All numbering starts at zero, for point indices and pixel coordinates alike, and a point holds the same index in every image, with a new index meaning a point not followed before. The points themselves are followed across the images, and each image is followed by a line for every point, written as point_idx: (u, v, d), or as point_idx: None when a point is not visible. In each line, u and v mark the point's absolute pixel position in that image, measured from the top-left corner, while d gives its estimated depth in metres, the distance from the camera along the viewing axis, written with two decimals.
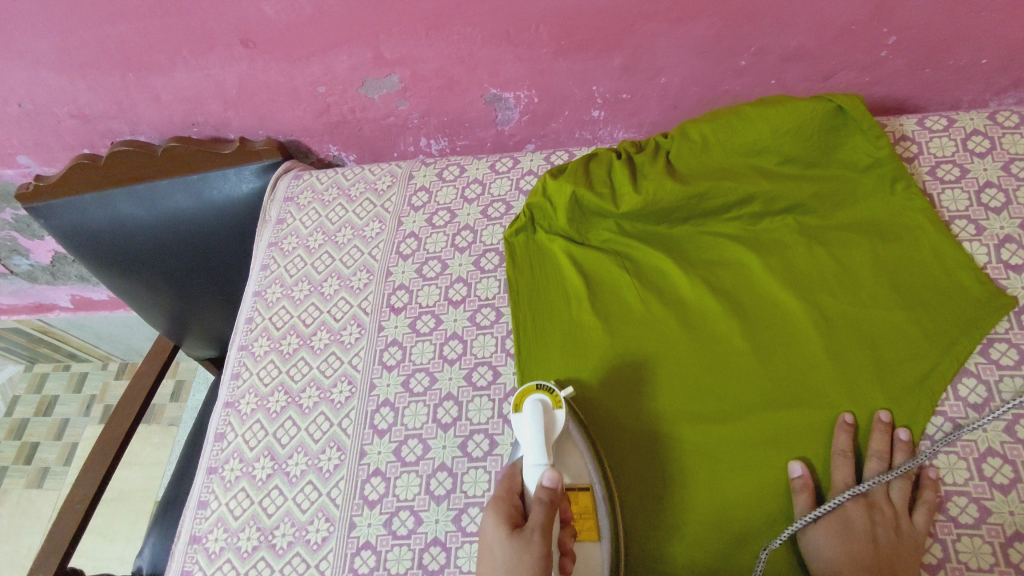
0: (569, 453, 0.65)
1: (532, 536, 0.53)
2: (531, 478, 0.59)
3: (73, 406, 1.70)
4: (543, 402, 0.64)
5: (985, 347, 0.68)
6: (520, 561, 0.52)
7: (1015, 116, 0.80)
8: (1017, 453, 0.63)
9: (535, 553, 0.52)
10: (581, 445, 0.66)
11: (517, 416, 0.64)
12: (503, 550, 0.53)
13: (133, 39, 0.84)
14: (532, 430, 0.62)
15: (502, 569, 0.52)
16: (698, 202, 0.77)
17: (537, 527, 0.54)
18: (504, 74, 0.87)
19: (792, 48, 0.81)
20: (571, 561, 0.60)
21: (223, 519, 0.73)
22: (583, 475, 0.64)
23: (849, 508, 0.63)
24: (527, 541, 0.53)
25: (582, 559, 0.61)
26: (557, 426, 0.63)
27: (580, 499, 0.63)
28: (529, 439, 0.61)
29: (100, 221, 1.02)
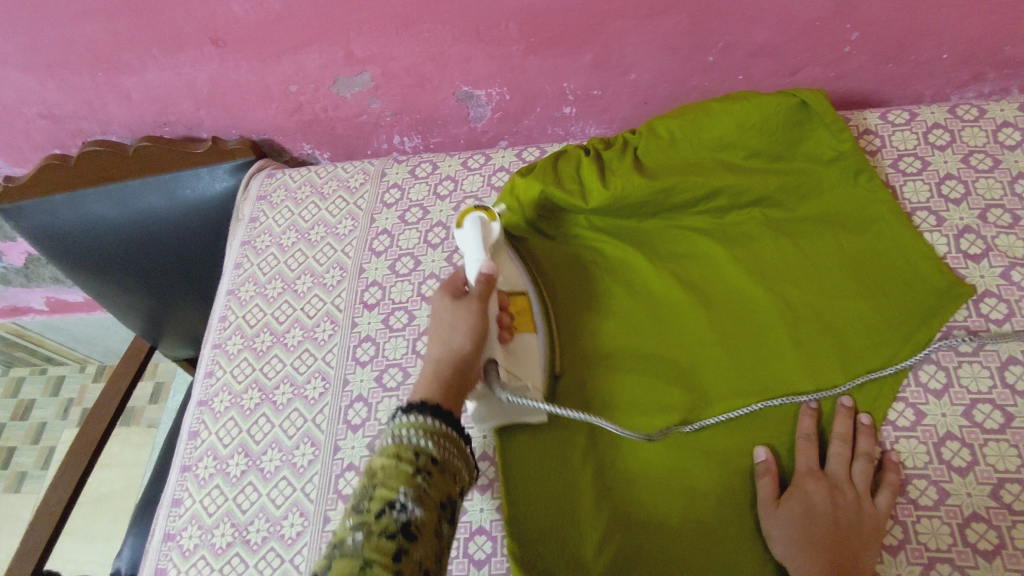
0: (505, 261, 0.73)
1: (471, 301, 0.64)
2: (472, 271, 0.69)
3: (51, 409, 1.68)
4: (480, 217, 0.70)
5: (944, 335, 0.70)
6: (461, 315, 0.63)
7: (974, 109, 0.81)
8: (975, 436, 0.65)
9: (472, 312, 0.63)
10: (515, 261, 0.74)
11: (457, 230, 0.71)
12: (448, 313, 0.64)
13: (102, 39, 0.84)
14: (472, 238, 0.69)
15: (446, 321, 0.63)
16: (665, 196, 0.78)
17: (475, 295, 0.64)
18: (475, 72, 0.87)
19: (758, 44, 0.82)
20: (508, 334, 0.68)
21: (197, 516, 0.73)
22: (518, 283, 0.72)
23: (811, 490, 0.64)
24: (465, 305, 0.63)
25: (519, 344, 0.69)
26: (493, 234, 0.71)
27: (518, 298, 0.71)
28: (469, 244, 0.70)
29: (73, 221, 1.01)
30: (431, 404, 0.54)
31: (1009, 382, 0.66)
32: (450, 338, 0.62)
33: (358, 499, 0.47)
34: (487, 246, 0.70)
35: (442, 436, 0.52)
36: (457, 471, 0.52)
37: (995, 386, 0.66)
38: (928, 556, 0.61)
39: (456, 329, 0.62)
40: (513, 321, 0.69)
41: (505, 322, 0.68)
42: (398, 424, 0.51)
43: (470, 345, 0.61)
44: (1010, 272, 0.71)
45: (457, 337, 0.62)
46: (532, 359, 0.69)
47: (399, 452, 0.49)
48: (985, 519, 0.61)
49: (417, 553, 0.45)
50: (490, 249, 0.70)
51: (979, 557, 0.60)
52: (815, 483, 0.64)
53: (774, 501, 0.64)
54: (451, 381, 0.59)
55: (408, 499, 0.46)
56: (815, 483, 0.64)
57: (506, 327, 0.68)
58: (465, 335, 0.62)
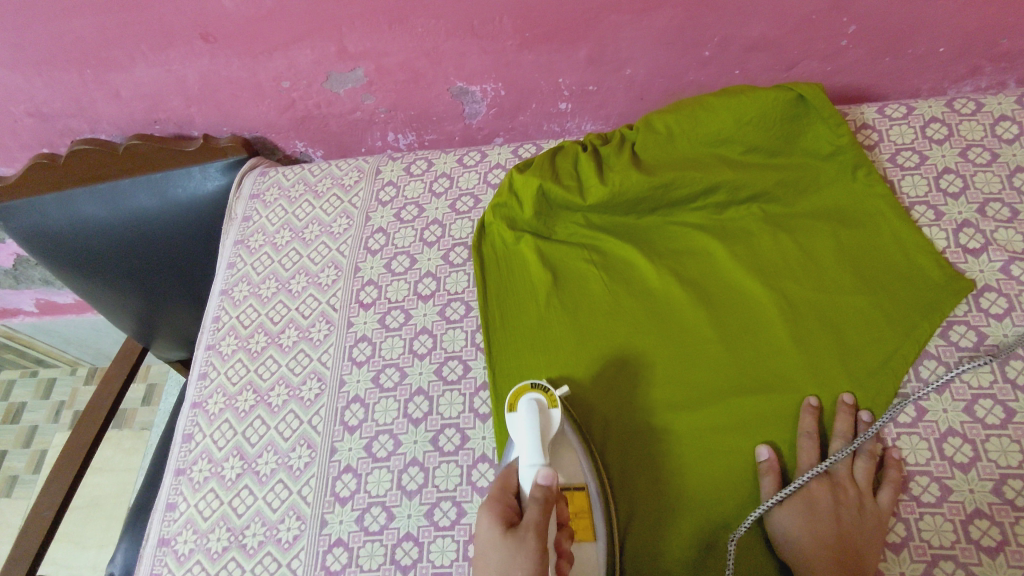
0: (564, 454, 0.64)
1: (527, 534, 0.50)
2: (526, 478, 0.57)
3: (42, 413, 1.66)
4: (539, 401, 0.63)
5: (944, 330, 0.69)
6: (516, 556, 0.48)
7: (971, 103, 0.81)
8: (976, 432, 0.64)
9: (530, 551, 0.49)
10: (575, 449, 0.65)
11: (511, 417, 0.63)
12: (499, 547, 0.50)
13: (89, 35, 0.82)
14: (527, 431, 0.60)
15: (496, 569, 0.48)
16: (663, 192, 0.77)
17: (532, 523, 0.51)
18: (470, 67, 0.86)
19: (754, 38, 0.82)
20: (567, 564, 0.56)
21: (192, 521, 0.72)
22: (577, 477, 0.63)
23: (812, 487, 0.64)
24: (522, 538, 0.49)
25: (579, 561, 0.60)
26: (552, 425, 0.62)
27: (574, 498, 0.62)
28: (525, 435, 0.60)
29: (62, 222, 1.00)
30: None
31: (1011, 377, 0.66)
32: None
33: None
34: (544, 442, 0.61)
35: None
36: None
37: (997, 381, 0.66)
38: (931, 553, 0.61)
39: (510, 575, 0.48)
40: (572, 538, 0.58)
41: (565, 547, 0.57)
42: None
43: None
44: (1010, 266, 0.71)
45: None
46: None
47: None
48: (988, 515, 0.61)
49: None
50: (547, 445, 0.61)
51: (983, 554, 0.60)
52: (817, 481, 0.64)
53: (776, 499, 0.64)
54: None
55: None
56: (816, 479, 0.64)
57: (564, 553, 0.57)
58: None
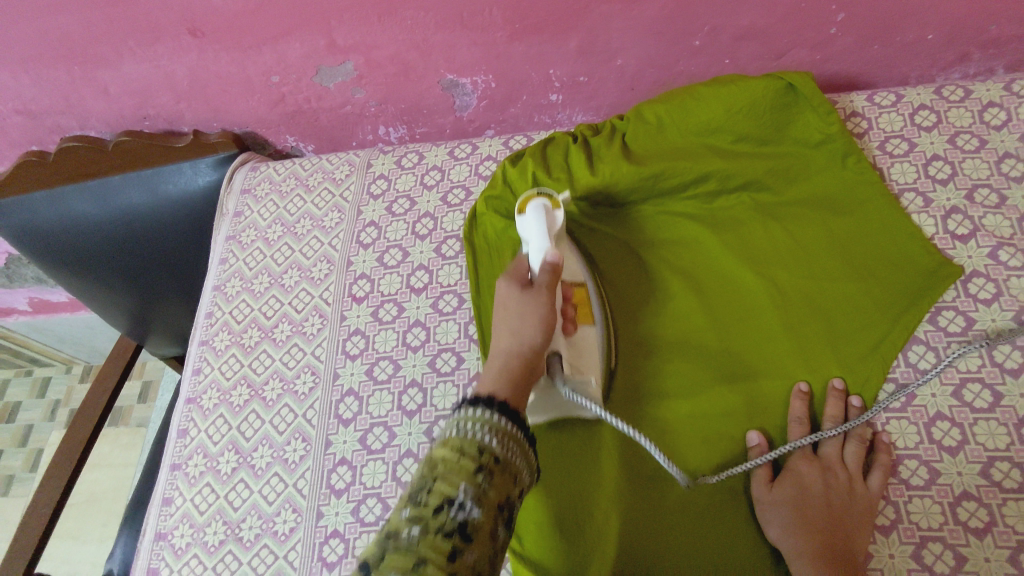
0: (566, 255, 0.71)
1: (539, 292, 0.60)
2: (534, 259, 0.64)
3: (38, 411, 1.66)
4: (544, 204, 0.67)
5: (933, 316, 0.70)
6: (530, 306, 0.59)
7: (960, 89, 0.81)
8: (965, 415, 0.65)
9: (541, 303, 0.59)
10: (574, 254, 0.72)
11: (520, 217, 0.67)
12: (517, 299, 0.60)
13: (76, 31, 0.82)
14: (535, 225, 0.65)
15: (515, 310, 0.59)
16: (653, 182, 0.78)
17: (543, 284, 0.60)
18: (460, 59, 0.86)
19: (743, 27, 0.82)
20: (571, 327, 0.66)
21: (189, 515, 0.73)
22: (578, 274, 0.71)
23: (803, 471, 0.64)
24: (535, 294, 0.60)
25: (581, 335, 0.66)
26: (556, 223, 0.67)
27: (578, 289, 0.69)
28: (533, 230, 0.65)
29: (52, 220, 1.00)
30: (498, 400, 0.51)
31: (998, 361, 0.67)
32: (519, 327, 0.58)
33: (416, 488, 0.47)
34: (551, 235, 0.66)
35: (509, 437, 0.50)
36: (519, 471, 0.49)
37: (984, 366, 0.67)
38: (919, 535, 0.61)
39: (525, 317, 0.58)
40: (575, 313, 0.67)
41: (568, 315, 0.66)
42: (465, 416, 0.50)
43: (540, 336, 0.58)
44: (998, 252, 0.72)
45: (527, 327, 0.58)
46: (593, 353, 0.66)
47: (463, 445, 0.47)
48: (976, 497, 0.62)
49: (470, 555, 0.43)
50: (555, 238, 0.67)
51: (970, 535, 0.60)
52: (808, 465, 0.64)
53: (768, 483, 0.64)
54: (519, 376, 0.55)
55: (467, 500, 0.45)
56: (806, 463, 0.65)
57: (569, 320, 0.66)
58: (537, 327, 0.58)
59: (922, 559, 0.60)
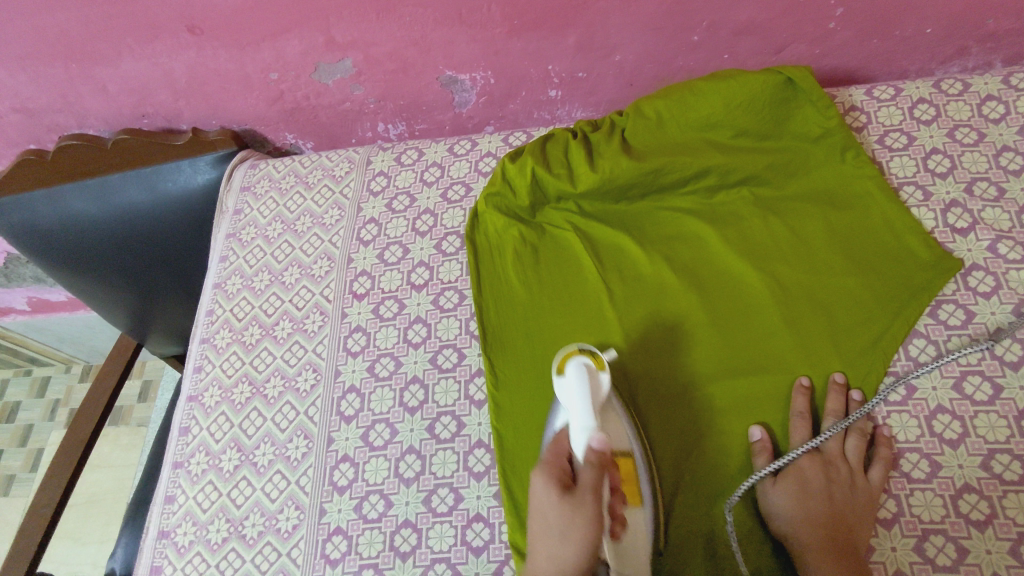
0: (612, 422, 0.62)
1: (584, 496, 0.51)
2: (578, 442, 0.57)
3: (37, 411, 1.66)
4: (586, 364, 0.62)
5: (933, 309, 0.70)
6: (575, 516, 0.50)
7: (959, 83, 0.81)
8: (965, 408, 0.65)
9: (588, 513, 0.50)
10: (622, 418, 0.64)
11: (559, 379, 0.62)
12: (557, 510, 0.51)
13: (74, 29, 0.82)
14: (578, 397, 0.59)
15: (556, 527, 0.51)
16: (654, 177, 0.78)
17: (589, 485, 0.52)
18: (459, 56, 0.86)
19: (742, 22, 0.82)
20: (620, 526, 0.57)
21: (191, 513, 0.73)
22: (624, 443, 0.62)
23: (805, 465, 0.64)
24: (581, 500, 0.51)
25: (631, 526, 0.58)
26: (601, 389, 0.61)
27: (623, 463, 0.61)
28: (576, 403, 0.59)
29: (51, 218, 1.00)
30: None
31: (999, 354, 0.67)
32: (558, 544, 0.50)
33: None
34: (595, 407, 0.60)
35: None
36: None
37: (985, 358, 0.67)
38: (921, 528, 0.62)
39: (567, 535, 0.50)
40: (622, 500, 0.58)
41: (616, 511, 0.57)
42: None
43: (586, 565, 0.50)
44: (997, 245, 0.72)
45: (568, 546, 0.50)
46: (644, 547, 0.58)
47: None
48: (977, 489, 0.62)
49: None
50: (598, 411, 0.60)
51: (971, 527, 0.61)
52: (810, 461, 0.65)
53: (771, 479, 0.64)
54: None
55: None
56: (809, 459, 0.65)
57: (616, 516, 0.58)
58: (581, 549, 0.50)
59: (924, 552, 0.61)
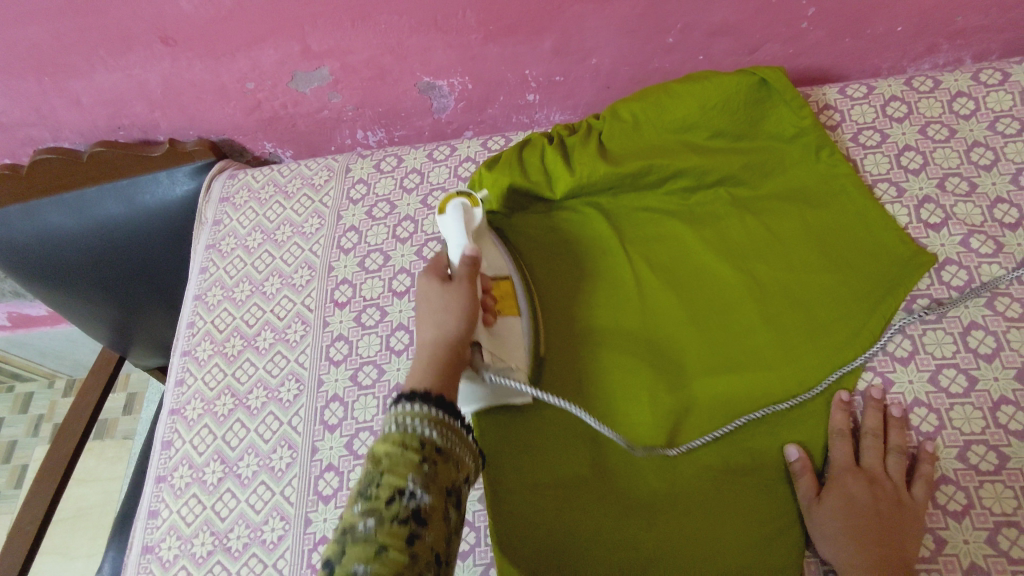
0: (488, 249, 0.72)
1: (462, 281, 0.61)
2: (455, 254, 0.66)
3: (20, 427, 1.64)
4: (464, 203, 0.70)
5: (908, 304, 0.71)
6: (452, 296, 0.60)
7: (929, 80, 0.83)
8: (941, 401, 0.66)
9: (464, 292, 0.60)
10: (498, 246, 0.74)
11: (440, 216, 0.69)
12: (438, 291, 0.60)
13: (45, 42, 0.81)
14: (454, 224, 0.67)
15: (438, 303, 0.59)
16: (632, 179, 0.79)
17: (464, 274, 0.62)
18: (436, 61, 0.86)
19: (715, 24, 0.83)
20: (493, 317, 0.66)
21: (176, 527, 0.72)
22: (502, 268, 0.72)
23: (850, 484, 0.63)
24: (457, 285, 0.61)
25: (505, 326, 0.68)
26: (476, 219, 0.70)
27: (500, 283, 0.70)
28: (453, 230, 0.67)
29: (29, 234, 0.99)
30: (435, 394, 0.50)
31: (972, 346, 0.68)
32: (441, 319, 0.58)
33: (364, 483, 0.45)
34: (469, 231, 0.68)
35: (447, 427, 0.48)
36: (461, 458, 0.49)
37: (959, 351, 0.68)
38: None
39: (448, 309, 0.59)
40: (498, 305, 0.68)
41: (489, 306, 0.67)
42: (400, 411, 0.48)
43: (465, 327, 0.58)
44: (969, 239, 0.73)
45: (449, 315, 0.58)
46: (518, 341, 0.68)
47: (405, 440, 0.46)
48: (953, 480, 0.63)
49: (428, 538, 0.43)
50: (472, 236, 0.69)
51: (949, 519, 0.62)
52: (855, 480, 0.63)
53: (814, 496, 0.63)
54: (448, 366, 0.55)
55: (417, 488, 0.43)
56: (851, 476, 0.63)
57: (490, 311, 0.67)
58: (458, 317, 0.58)
59: None
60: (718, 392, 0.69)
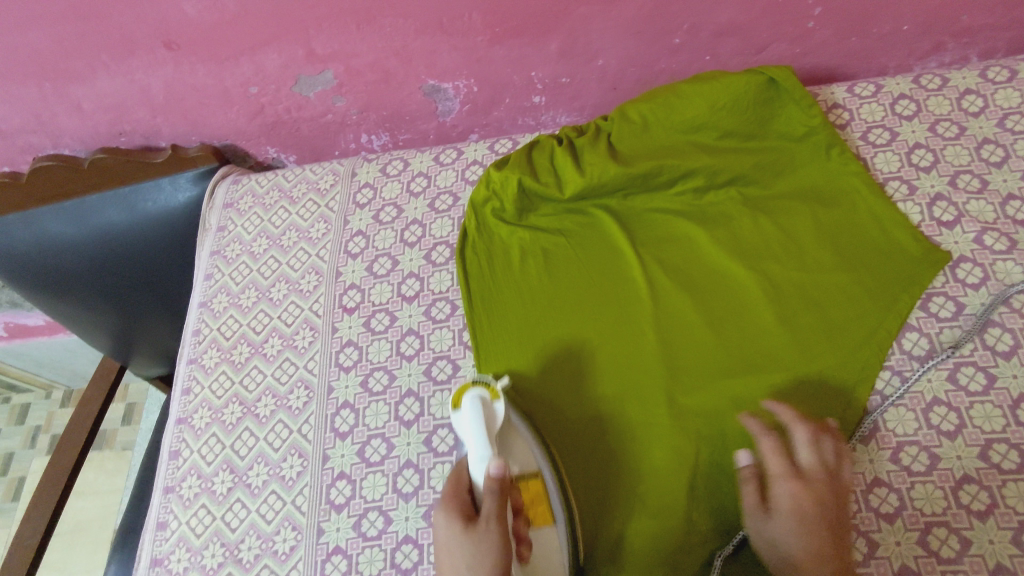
0: (514, 443, 0.65)
1: (487, 525, 0.54)
2: (477, 471, 0.60)
3: (17, 439, 1.61)
4: (481, 395, 0.63)
5: (924, 302, 0.70)
6: (481, 549, 0.53)
7: (937, 78, 0.83)
8: (960, 399, 0.66)
9: (491, 538, 0.54)
10: (525, 436, 0.65)
11: (455, 412, 0.64)
12: (462, 543, 0.54)
13: (46, 47, 0.80)
14: (473, 429, 0.62)
15: (464, 563, 0.53)
16: (643, 180, 0.78)
17: (492, 514, 0.55)
18: (441, 64, 0.86)
19: (722, 24, 0.82)
20: (526, 549, 0.59)
21: (185, 539, 0.71)
22: (530, 462, 0.64)
23: (800, 493, 0.56)
24: (483, 531, 0.54)
25: (539, 544, 0.60)
26: (497, 417, 0.63)
27: (530, 484, 0.63)
28: (472, 433, 0.61)
29: (29, 242, 0.98)
30: None
31: (989, 344, 0.67)
32: None
33: None
34: (491, 436, 0.62)
35: None
36: None
37: (976, 349, 0.67)
38: (924, 521, 0.61)
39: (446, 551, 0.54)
40: (528, 515, 0.61)
41: (521, 534, 0.59)
42: None
43: None
44: (982, 237, 0.72)
45: None
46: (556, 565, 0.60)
47: None
48: (976, 480, 0.62)
49: None
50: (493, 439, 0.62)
51: (973, 518, 0.61)
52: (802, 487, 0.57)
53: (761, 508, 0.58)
54: None
55: None
56: (793, 485, 0.57)
57: (523, 539, 0.59)
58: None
59: (927, 545, 0.61)
60: (734, 392, 0.68)
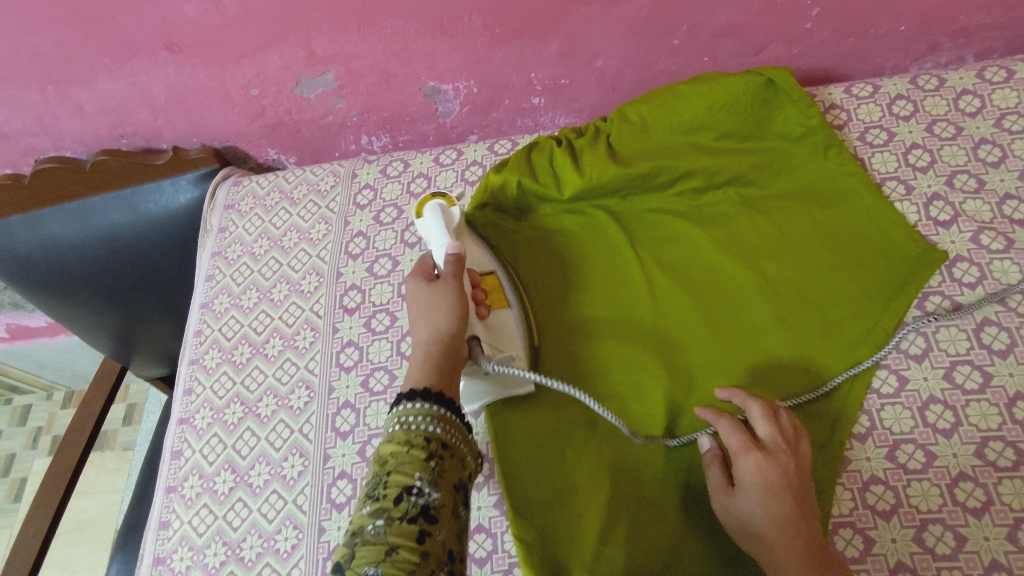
0: (469, 247, 0.74)
1: (447, 280, 0.63)
2: (439, 255, 0.69)
3: (19, 440, 1.62)
4: (440, 203, 0.72)
5: (920, 302, 0.71)
6: (440, 294, 0.62)
7: (935, 78, 0.83)
8: (957, 398, 0.66)
9: (450, 287, 0.62)
10: (478, 242, 0.75)
11: (418, 219, 0.72)
12: (427, 292, 0.63)
13: (49, 50, 0.81)
14: (433, 224, 0.71)
15: (427, 304, 0.62)
16: (641, 180, 0.79)
17: (451, 273, 0.64)
18: (441, 65, 0.86)
19: (721, 25, 0.83)
20: (485, 310, 0.69)
21: (187, 538, 0.71)
22: (485, 263, 0.74)
23: (762, 465, 0.57)
24: (444, 283, 0.63)
25: (498, 319, 0.70)
26: (455, 218, 0.72)
27: (488, 276, 0.72)
28: (433, 229, 0.71)
29: (30, 244, 0.98)
30: (436, 392, 0.54)
31: (986, 343, 0.68)
32: (433, 316, 0.61)
33: (372, 486, 0.48)
34: (449, 230, 0.71)
35: (447, 427, 0.52)
36: (465, 456, 0.53)
37: (972, 347, 0.68)
38: (919, 518, 0.62)
39: (438, 308, 0.61)
40: (488, 297, 0.70)
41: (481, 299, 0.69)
42: (402, 411, 0.52)
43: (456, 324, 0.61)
44: (979, 236, 0.73)
45: (440, 312, 0.61)
46: (511, 331, 0.69)
47: (410, 438, 0.50)
48: (971, 477, 0.63)
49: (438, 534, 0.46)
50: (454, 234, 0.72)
51: (969, 515, 0.61)
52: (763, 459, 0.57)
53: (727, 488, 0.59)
54: (443, 362, 0.58)
55: (424, 484, 0.47)
56: (754, 457, 0.57)
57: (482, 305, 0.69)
58: (450, 313, 0.61)
59: (923, 541, 0.61)
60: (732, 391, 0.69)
